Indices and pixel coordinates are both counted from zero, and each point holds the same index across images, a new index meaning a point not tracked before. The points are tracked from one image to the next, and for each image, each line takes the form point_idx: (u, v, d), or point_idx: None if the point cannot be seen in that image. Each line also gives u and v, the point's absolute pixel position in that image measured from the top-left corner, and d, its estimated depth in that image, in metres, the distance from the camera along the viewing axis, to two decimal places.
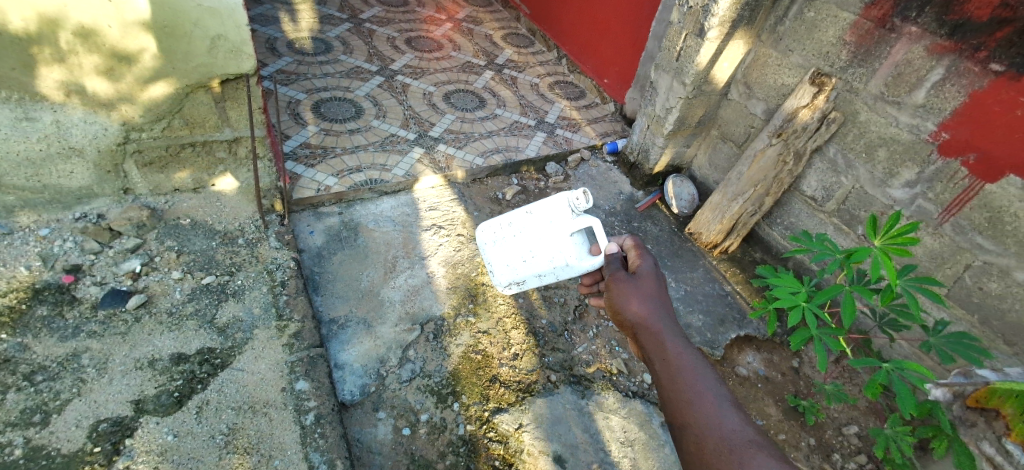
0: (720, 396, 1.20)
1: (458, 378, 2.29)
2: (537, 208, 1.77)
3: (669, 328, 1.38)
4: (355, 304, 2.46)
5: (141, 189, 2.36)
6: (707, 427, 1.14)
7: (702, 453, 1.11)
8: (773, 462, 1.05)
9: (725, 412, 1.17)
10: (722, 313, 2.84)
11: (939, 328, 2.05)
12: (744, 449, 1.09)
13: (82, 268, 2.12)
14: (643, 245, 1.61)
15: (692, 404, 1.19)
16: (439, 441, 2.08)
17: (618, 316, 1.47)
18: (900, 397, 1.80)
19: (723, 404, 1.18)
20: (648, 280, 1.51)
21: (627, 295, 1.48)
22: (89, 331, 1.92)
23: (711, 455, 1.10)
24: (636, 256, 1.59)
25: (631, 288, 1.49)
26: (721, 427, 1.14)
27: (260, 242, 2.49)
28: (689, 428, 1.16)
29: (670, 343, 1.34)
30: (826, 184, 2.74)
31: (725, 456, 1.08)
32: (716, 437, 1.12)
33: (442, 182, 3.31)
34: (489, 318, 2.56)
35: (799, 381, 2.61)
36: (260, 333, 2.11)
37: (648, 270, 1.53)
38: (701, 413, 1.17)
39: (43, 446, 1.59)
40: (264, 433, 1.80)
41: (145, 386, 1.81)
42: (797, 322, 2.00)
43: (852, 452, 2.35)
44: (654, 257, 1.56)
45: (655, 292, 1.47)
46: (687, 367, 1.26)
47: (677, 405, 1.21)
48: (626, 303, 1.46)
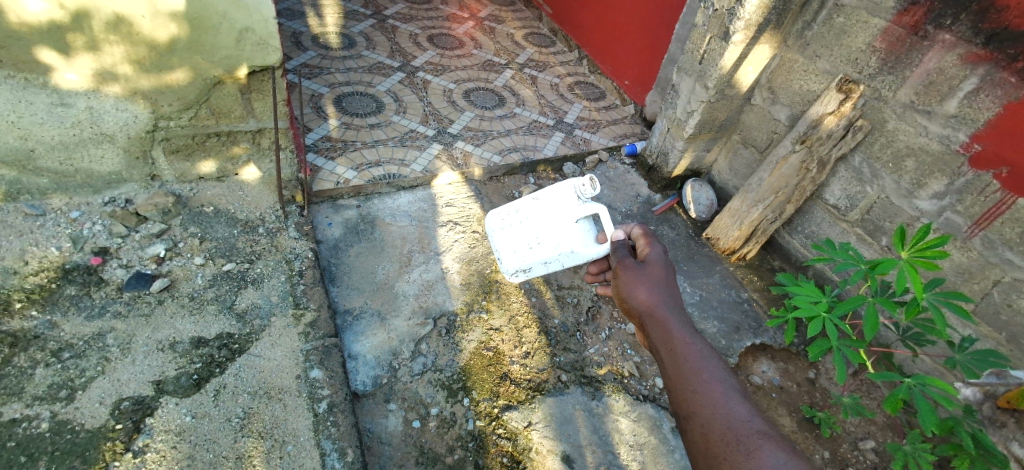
0: (727, 385, 1.18)
1: (469, 373, 2.30)
2: (544, 194, 1.81)
3: (676, 315, 1.38)
4: (369, 296, 2.49)
5: (167, 176, 2.42)
6: (712, 416, 1.12)
7: (708, 442, 1.10)
8: (782, 453, 1.03)
9: (732, 401, 1.15)
10: (737, 320, 2.80)
11: (964, 345, 1.96)
12: (751, 438, 1.07)
13: (109, 251, 2.19)
14: (652, 234, 1.64)
15: (698, 392, 1.18)
16: (448, 435, 2.09)
17: (625, 303, 1.47)
18: (921, 414, 1.75)
19: (729, 392, 1.17)
20: (656, 267, 1.52)
21: (634, 282, 1.48)
22: (115, 312, 1.98)
23: (717, 444, 1.08)
24: (645, 244, 1.62)
25: (639, 276, 1.50)
26: (727, 415, 1.12)
27: (279, 232, 2.53)
28: (695, 416, 1.14)
29: (676, 330, 1.34)
30: (849, 193, 2.69)
31: (731, 445, 1.06)
32: (723, 426, 1.11)
33: (459, 179, 3.33)
34: (502, 315, 2.57)
35: (814, 392, 2.57)
36: (277, 321, 2.15)
37: (657, 259, 1.54)
38: (708, 401, 1.15)
39: (67, 420, 1.64)
40: (278, 419, 1.84)
41: (165, 367, 1.86)
42: (817, 332, 1.95)
43: (867, 467, 2.30)
44: (662, 246, 1.59)
45: (663, 279, 1.48)
46: (694, 355, 1.25)
47: (683, 394, 1.19)
48: (633, 290, 1.47)
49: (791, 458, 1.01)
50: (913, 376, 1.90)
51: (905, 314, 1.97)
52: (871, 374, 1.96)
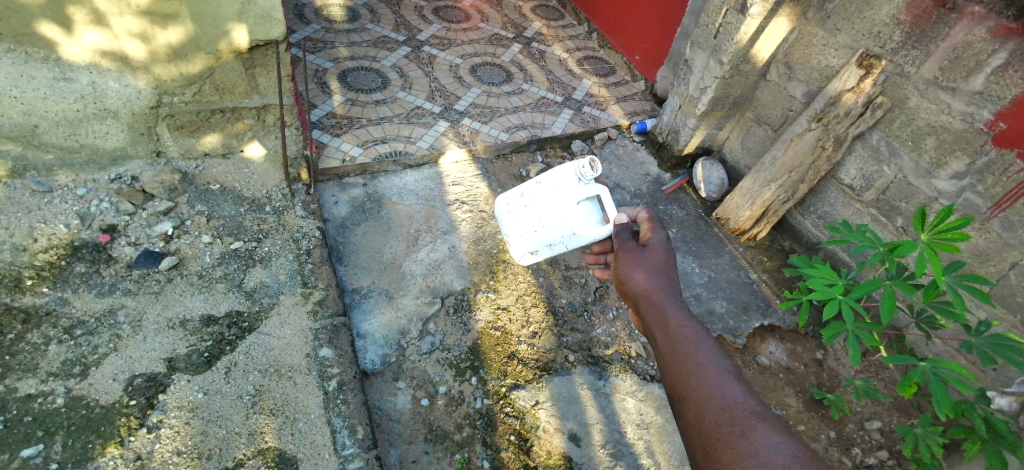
0: (722, 368, 1.14)
1: (478, 353, 2.32)
2: (546, 178, 1.81)
3: (673, 299, 1.34)
4: (377, 276, 2.48)
5: (173, 153, 2.39)
6: (708, 397, 1.08)
7: (702, 424, 1.06)
8: (776, 433, 0.99)
9: (728, 383, 1.11)
10: (746, 300, 2.79)
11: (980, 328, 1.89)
12: (744, 419, 1.03)
13: (118, 229, 2.18)
14: (656, 220, 1.57)
15: (694, 375, 1.13)
16: (456, 413, 2.12)
17: (624, 287, 1.44)
18: (936, 397, 1.72)
19: (724, 375, 1.12)
20: (657, 252, 1.48)
21: (634, 266, 1.45)
22: (125, 289, 1.98)
23: (711, 426, 1.04)
24: (648, 229, 1.56)
25: (639, 259, 1.46)
26: (722, 397, 1.07)
27: (286, 210, 2.51)
28: (690, 399, 1.10)
29: (673, 313, 1.29)
30: (866, 173, 2.63)
31: (727, 427, 1.02)
32: (717, 407, 1.06)
33: (466, 156, 3.28)
34: (509, 295, 2.57)
35: (822, 373, 2.56)
36: (286, 299, 2.15)
37: (659, 244, 1.50)
38: (702, 383, 1.11)
39: (82, 396, 1.65)
40: (289, 396, 1.86)
41: (177, 345, 1.87)
42: (833, 315, 1.92)
43: (872, 447, 2.31)
44: (665, 231, 1.54)
45: (662, 264, 1.44)
46: (690, 339, 1.20)
47: (678, 377, 1.15)
48: (633, 274, 1.43)
49: (784, 438, 0.97)
50: (928, 359, 1.87)
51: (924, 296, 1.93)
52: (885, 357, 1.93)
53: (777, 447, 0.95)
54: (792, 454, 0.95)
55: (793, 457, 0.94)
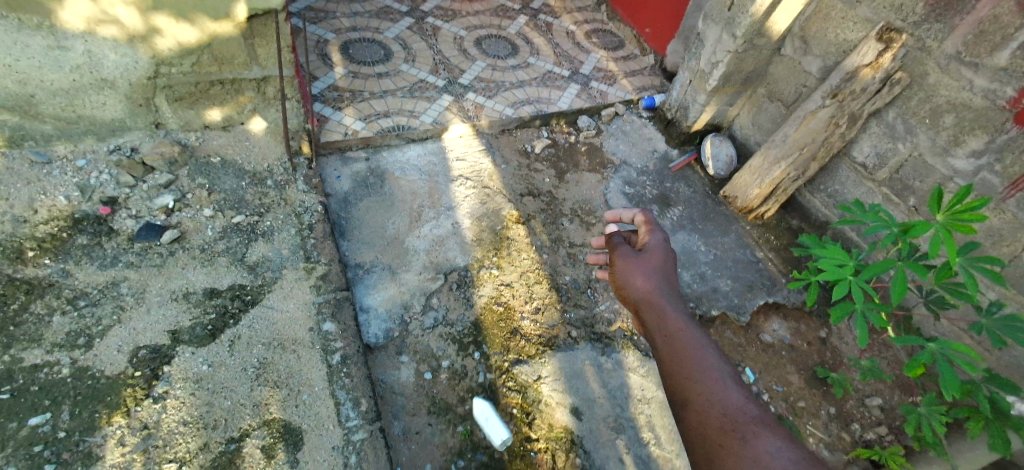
0: (723, 373, 1.12)
1: (481, 327, 2.33)
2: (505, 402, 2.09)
3: (672, 302, 1.28)
4: (380, 251, 2.47)
5: (172, 124, 2.36)
6: (710, 402, 1.06)
7: (705, 429, 1.03)
8: (777, 440, 0.98)
9: (729, 388, 1.09)
10: (751, 279, 2.76)
11: (991, 309, 1.86)
12: (747, 425, 1.02)
13: (118, 201, 2.16)
14: (655, 222, 1.51)
15: (696, 380, 1.10)
16: (458, 387, 2.13)
17: (621, 290, 1.36)
18: (942, 379, 1.71)
19: (725, 379, 1.11)
20: (652, 252, 1.41)
21: (632, 268, 1.37)
22: (126, 262, 1.98)
23: (714, 430, 1.02)
24: (646, 233, 1.48)
25: (636, 261, 1.39)
26: (724, 402, 1.06)
27: (288, 184, 2.49)
28: (692, 403, 1.07)
29: (672, 315, 1.25)
30: (879, 151, 2.56)
31: (730, 433, 1.01)
32: (719, 412, 1.05)
33: (470, 131, 3.22)
34: (513, 272, 2.55)
35: (825, 352, 2.55)
36: (289, 273, 2.15)
37: (657, 245, 1.42)
38: (705, 388, 1.09)
39: (87, 367, 1.66)
40: (293, 369, 1.87)
41: (181, 317, 1.87)
42: (842, 296, 1.89)
43: (872, 423, 2.32)
44: (664, 232, 1.46)
45: (661, 266, 1.37)
46: (692, 344, 1.17)
47: (680, 382, 1.12)
48: (630, 275, 1.35)
49: (786, 443, 0.98)
50: (937, 340, 1.84)
51: (936, 277, 1.89)
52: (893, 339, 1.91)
53: (779, 453, 0.96)
54: (792, 460, 0.95)
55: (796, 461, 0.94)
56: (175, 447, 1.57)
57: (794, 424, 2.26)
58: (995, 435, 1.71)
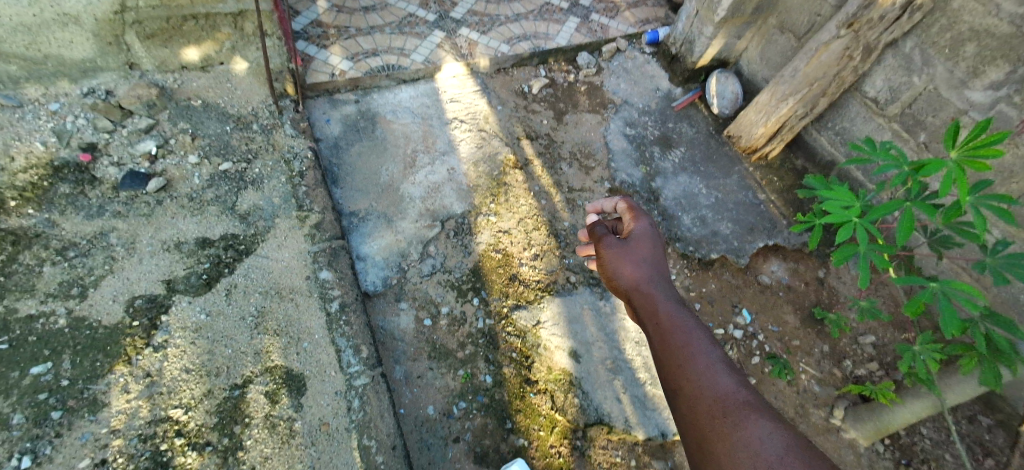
0: (713, 354, 0.92)
1: (479, 274, 2.33)
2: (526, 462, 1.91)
3: (662, 290, 1.13)
4: (375, 199, 2.41)
5: (147, 65, 2.23)
6: (696, 387, 0.87)
7: (693, 421, 0.83)
8: (773, 427, 0.75)
9: (719, 371, 0.89)
10: (752, 222, 2.72)
11: (997, 247, 1.82)
12: (737, 411, 0.80)
13: (98, 147, 2.06)
14: (637, 206, 1.38)
15: (678, 362, 0.93)
16: (458, 332, 2.17)
17: (610, 283, 1.23)
18: (942, 317, 1.72)
19: (715, 361, 0.90)
20: (636, 237, 1.28)
21: (616, 257, 1.25)
22: (113, 212, 1.92)
23: (701, 422, 0.82)
24: (629, 219, 1.36)
25: (618, 248, 1.26)
26: (711, 387, 0.86)
27: (275, 129, 2.38)
28: (678, 392, 0.89)
29: (661, 302, 1.09)
30: (893, 84, 2.44)
31: (718, 421, 0.80)
32: (706, 398, 0.85)
33: (465, 71, 3.06)
34: (511, 218, 2.51)
35: (822, 291, 2.57)
36: (281, 222, 2.10)
37: (642, 230, 1.30)
38: (690, 371, 0.90)
39: (85, 317, 1.66)
40: (292, 318, 1.87)
41: (174, 267, 1.85)
42: (846, 238, 1.86)
43: (863, 359, 2.40)
44: (649, 217, 1.34)
45: (647, 251, 1.24)
46: (679, 326, 1.00)
47: (665, 369, 0.94)
48: (614, 266, 1.23)
49: (781, 428, 0.75)
50: (938, 279, 1.82)
51: (944, 217, 1.85)
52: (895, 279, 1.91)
53: (774, 440, 0.73)
54: (792, 448, 0.72)
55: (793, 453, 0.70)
56: (180, 394, 1.60)
57: (787, 362, 2.33)
58: (987, 369, 1.80)
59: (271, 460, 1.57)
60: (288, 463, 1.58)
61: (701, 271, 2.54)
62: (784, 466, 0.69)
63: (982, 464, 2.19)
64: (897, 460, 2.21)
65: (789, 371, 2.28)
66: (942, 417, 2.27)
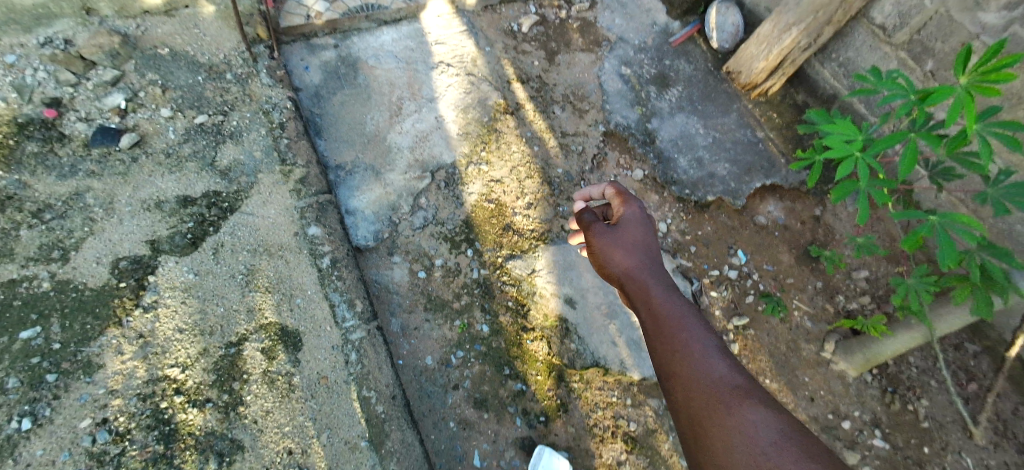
0: (707, 341, 1.04)
1: (471, 225, 2.30)
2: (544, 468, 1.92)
3: (656, 277, 1.25)
4: (361, 150, 2.32)
5: (105, 9, 2.06)
6: (692, 373, 0.98)
7: (688, 402, 0.95)
8: (765, 410, 0.87)
9: (713, 358, 1.01)
10: (750, 162, 2.66)
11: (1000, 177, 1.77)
12: (731, 396, 0.92)
13: (64, 103, 1.93)
14: (627, 192, 1.47)
15: (676, 351, 1.04)
16: (453, 283, 2.18)
17: (603, 269, 1.34)
18: (939, 249, 1.70)
19: (709, 348, 1.02)
20: (628, 224, 1.38)
21: (608, 245, 1.35)
22: (87, 171, 1.83)
23: (696, 405, 0.93)
24: (620, 205, 1.45)
25: (610, 236, 1.36)
26: (706, 373, 0.98)
27: (250, 78, 2.25)
28: (672, 376, 1.01)
29: (655, 290, 1.21)
30: (902, 9, 2.31)
31: (713, 404, 0.91)
32: (701, 383, 0.96)
33: (450, 9, 2.86)
34: (503, 167, 2.44)
35: (818, 229, 2.56)
36: (264, 178, 2.02)
37: (632, 217, 1.39)
38: (686, 358, 1.01)
39: (69, 280, 1.61)
40: (283, 274, 1.85)
41: (157, 227, 1.79)
42: (846, 174, 1.81)
43: (857, 293, 2.45)
44: (640, 203, 1.43)
45: (639, 239, 1.34)
46: (674, 316, 1.11)
47: (663, 355, 1.05)
48: (608, 253, 1.34)
49: (772, 411, 0.87)
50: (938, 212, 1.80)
51: (949, 148, 1.79)
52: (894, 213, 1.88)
53: (765, 422, 0.84)
54: (780, 429, 0.83)
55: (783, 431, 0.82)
56: (175, 353, 1.59)
57: (781, 299, 2.41)
58: (980, 299, 1.80)
59: (273, 414, 1.61)
60: (290, 415, 1.63)
61: (697, 214, 2.53)
62: (778, 447, 0.79)
63: (967, 388, 2.29)
64: (885, 388, 2.30)
65: (782, 307, 2.38)
66: (931, 346, 2.34)
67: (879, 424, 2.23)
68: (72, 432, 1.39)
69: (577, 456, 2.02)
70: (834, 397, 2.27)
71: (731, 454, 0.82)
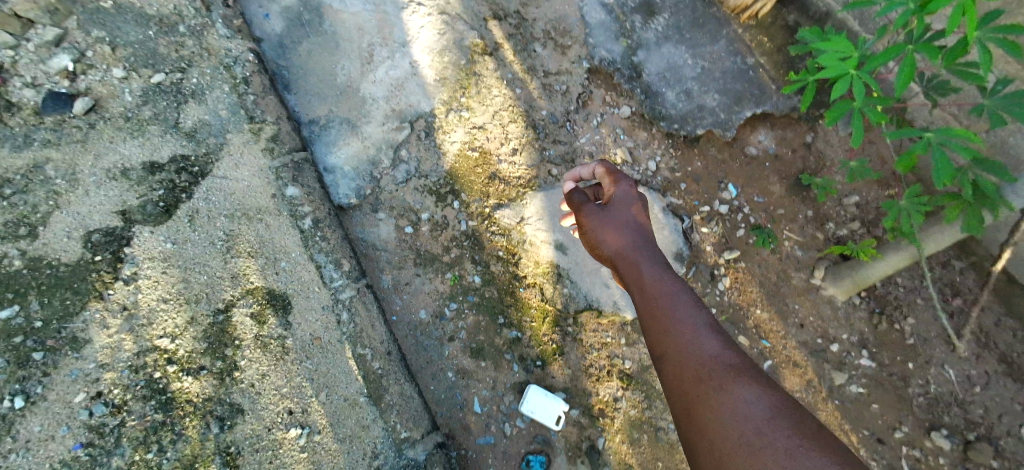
0: (699, 319, 1.08)
1: (456, 177, 2.23)
2: (537, 408, 2.02)
3: (647, 254, 1.29)
4: (334, 103, 2.21)
5: None
6: (684, 352, 1.02)
7: (680, 381, 0.99)
8: (756, 387, 0.89)
9: (705, 335, 1.04)
10: (739, 91, 2.54)
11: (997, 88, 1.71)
12: (722, 374, 0.94)
13: (4, 67, 1.63)
14: (616, 169, 1.48)
15: (669, 330, 1.08)
16: (442, 237, 2.16)
17: (597, 249, 1.40)
18: (934, 168, 1.64)
19: (700, 326, 1.06)
20: (619, 204, 1.41)
21: (601, 225, 1.39)
22: (43, 140, 1.62)
23: (688, 384, 0.97)
24: (610, 183, 1.47)
25: (602, 217, 1.40)
26: (698, 350, 1.01)
27: (206, 30, 2.03)
28: (668, 356, 1.05)
29: (647, 269, 1.26)
30: None
31: (705, 382, 0.95)
32: (694, 361, 1.00)
33: None
34: (484, 112, 2.33)
35: (809, 157, 2.50)
36: (234, 138, 1.91)
37: (622, 196, 1.42)
38: (678, 337, 1.05)
39: (41, 256, 1.49)
40: (264, 238, 1.81)
41: (126, 196, 1.66)
42: (841, 94, 1.71)
43: (847, 220, 2.45)
44: (630, 179, 1.45)
45: (629, 216, 1.37)
46: (666, 294, 1.16)
47: (657, 335, 1.10)
48: (601, 234, 1.38)
49: (764, 388, 0.89)
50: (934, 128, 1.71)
51: (947, 60, 1.69)
52: (889, 134, 1.80)
53: (756, 400, 0.87)
54: (771, 406, 0.86)
55: (775, 407, 0.85)
56: (162, 324, 1.56)
57: (772, 230, 2.41)
58: (971, 215, 1.85)
59: (269, 377, 1.65)
60: (286, 377, 1.67)
61: (686, 150, 2.48)
62: (768, 424, 0.82)
63: (952, 303, 2.35)
64: (872, 309, 2.36)
65: (773, 238, 2.39)
66: (919, 266, 2.36)
67: (865, 344, 2.31)
68: (68, 406, 1.38)
69: (575, 396, 2.09)
70: (822, 321, 2.34)
71: (721, 431, 0.86)
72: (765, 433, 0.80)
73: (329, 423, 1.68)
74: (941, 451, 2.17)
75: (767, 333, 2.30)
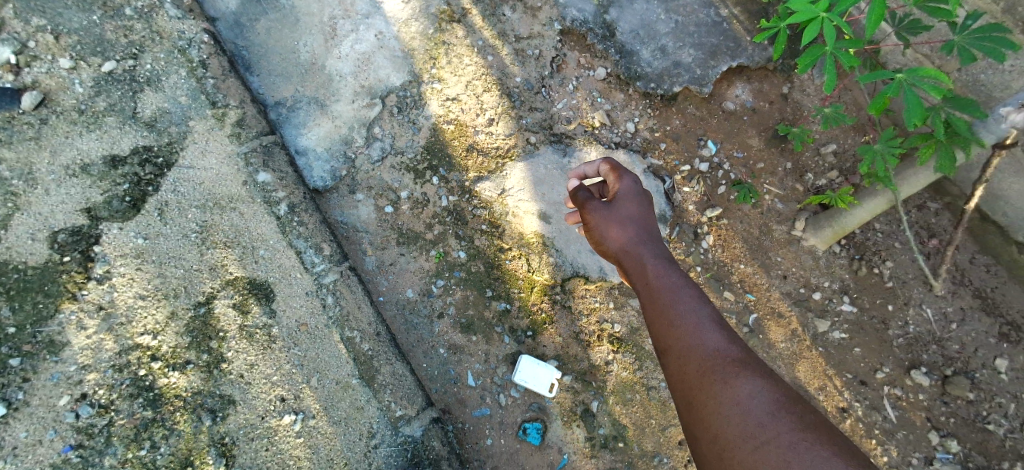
0: (702, 314, 1.10)
1: (434, 152, 2.19)
2: (530, 377, 2.04)
3: (653, 251, 1.26)
4: (300, 83, 2.13)
5: None
6: (688, 347, 1.05)
7: (683, 374, 1.04)
8: (757, 383, 0.96)
9: (708, 330, 1.07)
10: (714, 45, 2.45)
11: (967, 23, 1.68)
12: (726, 369, 0.99)
13: None
14: (620, 165, 1.43)
15: (674, 325, 1.09)
16: (423, 214, 2.13)
17: (600, 246, 1.34)
18: (906, 108, 1.63)
19: (703, 321, 1.08)
20: (623, 201, 1.35)
21: (604, 221, 1.33)
22: None
23: (692, 377, 1.02)
24: (614, 180, 1.42)
25: (606, 214, 1.33)
26: (702, 345, 1.04)
27: (154, 12, 1.90)
28: (672, 351, 1.08)
29: (652, 265, 1.23)
30: None
31: (708, 377, 0.99)
32: (698, 356, 1.03)
33: None
34: (457, 83, 2.26)
35: (786, 109, 2.49)
36: (197, 125, 1.83)
37: (627, 192, 1.37)
38: (682, 333, 1.07)
39: (5, 261, 1.43)
40: (240, 228, 1.76)
41: (89, 193, 1.60)
42: (811, 39, 1.67)
43: (824, 170, 2.46)
44: (635, 176, 1.40)
45: (634, 212, 1.32)
46: (670, 288, 1.16)
47: (661, 330, 1.11)
48: (604, 230, 1.32)
49: (764, 383, 0.96)
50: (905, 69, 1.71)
51: None
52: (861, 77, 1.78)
53: (756, 395, 0.94)
54: (770, 401, 0.93)
55: (773, 403, 0.92)
56: (142, 321, 1.53)
57: (752, 186, 2.42)
58: (943, 156, 1.85)
59: (258, 366, 1.64)
60: (275, 365, 1.66)
61: (664, 109, 2.45)
62: (768, 417, 0.90)
63: (928, 245, 2.41)
64: (852, 256, 2.41)
65: (753, 194, 2.39)
66: (896, 210, 2.40)
67: (846, 290, 2.37)
68: (52, 410, 1.36)
69: (566, 362, 2.12)
70: (804, 271, 2.38)
71: (724, 423, 0.93)
72: (769, 432, 0.87)
73: (323, 408, 1.69)
74: (921, 387, 2.25)
75: (751, 287, 2.35)
